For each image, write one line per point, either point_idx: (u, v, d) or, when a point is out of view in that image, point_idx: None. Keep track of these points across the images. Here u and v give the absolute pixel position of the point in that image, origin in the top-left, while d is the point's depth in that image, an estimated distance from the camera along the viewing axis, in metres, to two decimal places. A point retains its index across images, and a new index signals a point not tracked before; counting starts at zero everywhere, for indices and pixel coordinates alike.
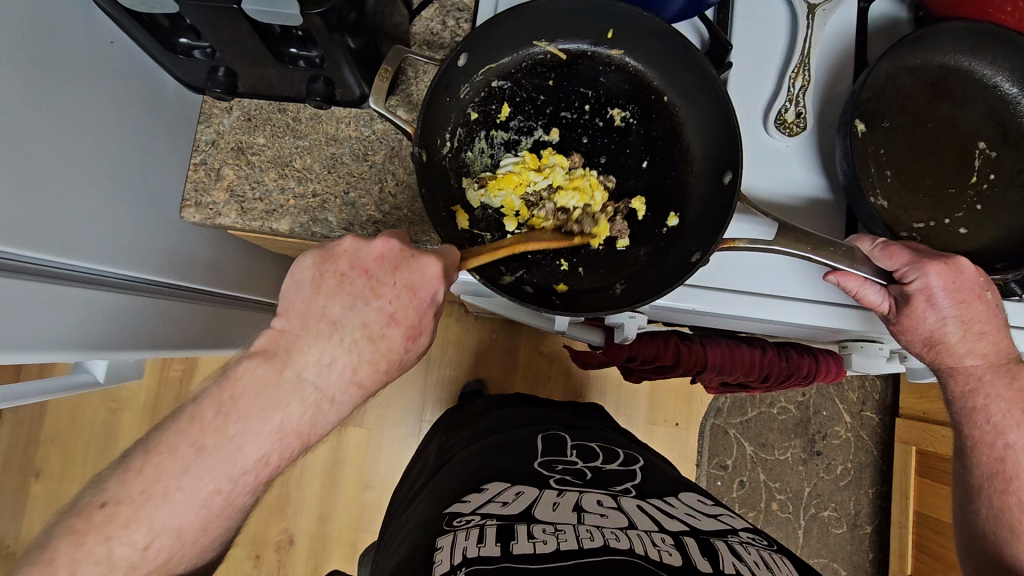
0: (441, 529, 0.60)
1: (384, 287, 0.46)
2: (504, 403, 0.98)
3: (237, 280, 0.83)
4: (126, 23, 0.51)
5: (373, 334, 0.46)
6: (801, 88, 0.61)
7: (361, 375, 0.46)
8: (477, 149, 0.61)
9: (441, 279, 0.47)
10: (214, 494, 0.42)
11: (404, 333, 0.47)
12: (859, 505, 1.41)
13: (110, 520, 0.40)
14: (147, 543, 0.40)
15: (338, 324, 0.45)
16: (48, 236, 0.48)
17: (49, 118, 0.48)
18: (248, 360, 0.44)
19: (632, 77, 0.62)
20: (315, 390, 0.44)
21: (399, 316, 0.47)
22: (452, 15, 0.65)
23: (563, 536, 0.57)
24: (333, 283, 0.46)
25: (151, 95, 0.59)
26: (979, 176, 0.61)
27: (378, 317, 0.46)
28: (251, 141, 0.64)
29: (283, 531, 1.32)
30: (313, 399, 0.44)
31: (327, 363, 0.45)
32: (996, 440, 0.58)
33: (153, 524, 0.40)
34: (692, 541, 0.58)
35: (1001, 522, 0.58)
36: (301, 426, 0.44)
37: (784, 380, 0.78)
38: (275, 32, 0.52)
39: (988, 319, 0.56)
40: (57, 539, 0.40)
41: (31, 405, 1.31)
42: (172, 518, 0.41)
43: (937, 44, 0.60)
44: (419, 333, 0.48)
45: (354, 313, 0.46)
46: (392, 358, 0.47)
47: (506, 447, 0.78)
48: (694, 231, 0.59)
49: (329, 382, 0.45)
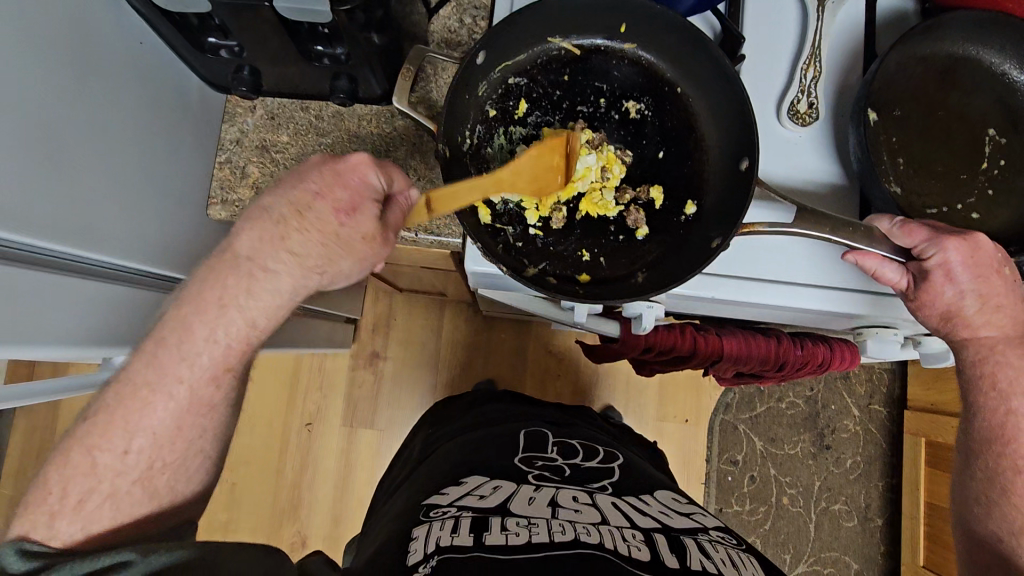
0: (417, 520, 0.61)
1: (310, 172, 0.52)
2: (491, 399, 0.96)
3: None
4: (157, 23, 0.53)
5: (301, 210, 0.51)
6: (812, 80, 0.63)
7: (292, 243, 0.52)
8: (496, 145, 0.63)
9: (365, 160, 0.51)
10: (177, 381, 0.53)
11: (336, 210, 0.51)
12: (869, 498, 1.42)
13: (89, 432, 0.52)
14: (125, 447, 0.52)
15: (271, 207, 0.52)
16: (77, 231, 0.49)
17: (80, 114, 0.49)
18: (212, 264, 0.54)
19: (646, 70, 0.64)
20: (259, 268, 0.52)
21: (325, 192, 0.51)
22: (469, 13, 0.66)
23: (535, 528, 0.58)
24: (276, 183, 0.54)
25: (178, 94, 0.61)
26: (990, 162, 0.62)
27: (306, 197, 0.51)
28: (275, 139, 0.65)
29: (296, 533, 1.32)
30: (248, 270, 0.52)
31: (261, 239, 0.52)
32: (999, 405, 0.60)
33: (128, 424, 0.52)
34: (661, 537, 0.59)
35: (991, 484, 0.62)
36: (245, 306, 0.53)
37: (799, 369, 0.79)
38: (303, 30, 0.53)
39: (1006, 292, 0.57)
40: (51, 464, 0.52)
41: (42, 412, 1.32)
42: (142, 417, 0.52)
43: (944, 33, 0.62)
44: (352, 212, 0.51)
45: (285, 195, 0.52)
46: (327, 231, 0.51)
47: (489, 441, 0.79)
48: (712, 218, 0.60)
49: (263, 256, 0.52)
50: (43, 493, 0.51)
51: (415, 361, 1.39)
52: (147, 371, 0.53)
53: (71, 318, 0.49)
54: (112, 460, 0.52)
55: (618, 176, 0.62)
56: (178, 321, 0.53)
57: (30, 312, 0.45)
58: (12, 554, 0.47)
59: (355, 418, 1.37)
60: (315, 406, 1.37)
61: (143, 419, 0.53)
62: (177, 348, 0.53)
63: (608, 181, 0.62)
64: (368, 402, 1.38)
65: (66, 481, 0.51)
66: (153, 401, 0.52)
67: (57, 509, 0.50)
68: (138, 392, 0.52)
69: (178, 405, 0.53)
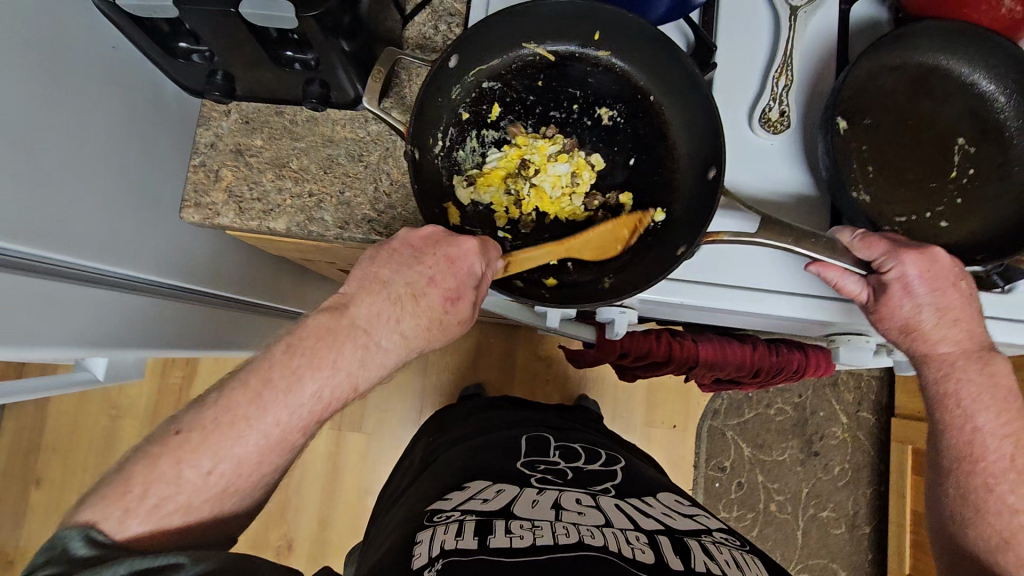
0: (421, 525, 0.61)
1: (427, 256, 0.53)
2: (492, 407, 0.98)
3: (242, 283, 0.85)
4: (128, 29, 0.53)
5: (415, 294, 0.53)
6: (784, 88, 0.63)
7: (405, 326, 0.52)
8: (468, 148, 0.63)
9: (478, 251, 0.53)
10: (274, 424, 0.49)
11: (443, 295, 0.53)
12: (857, 506, 1.41)
13: (182, 444, 0.48)
14: (211, 468, 0.48)
15: (388, 284, 0.53)
16: (45, 233, 0.49)
17: (54, 119, 0.50)
18: (318, 315, 0.52)
19: (620, 77, 0.64)
20: (366, 334, 0.52)
21: (439, 279, 0.53)
22: (444, 20, 0.67)
23: (539, 531, 0.58)
24: (387, 258, 0.54)
25: (153, 97, 0.61)
26: (959, 171, 0.62)
27: (421, 279, 0.53)
28: (249, 144, 0.65)
29: (283, 535, 1.32)
30: (361, 342, 0.51)
31: (376, 315, 0.52)
32: (965, 423, 0.60)
33: (218, 450, 0.48)
34: (665, 540, 0.58)
35: (965, 504, 0.60)
36: (353, 368, 0.51)
37: (775, 376, 0.80)
38: (272, 36, 0.54)
39: (963, 306, 0.57)
40: (134, 464, 0.47)
41: (31, 414, 1.32)
42: (234, 445, 0.48)
43: (914, 43, 0.62)
44: (458, 299, 0.54)
45: (401, 275, 0.53)
46: (433, 316, 0.53)
47: (490, 445, 0.80)
48: (681, 225, 0.60)
49: (358, 328, 0.51)
50: (122, 489, 0.46)
51: (403, 364, 1.39)
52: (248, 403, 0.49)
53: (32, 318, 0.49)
54: (195, 478, 0.47)
55: (587, 181, 0.63)
56: (290, 367, 0.50)
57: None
58: (78, 539, 0.44)
59: (343, 421, 1.37)
60: None
61: (231, 448, 0.48)
62: (284, 392, 0.49)
63: (577, 185, 0.63)
64: (357, 405, 1.38)
65: (149, 484, 0.46)
66: (246, 432, 0.48)
67: (133, 506, 0.46)
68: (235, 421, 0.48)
69: (267, 443, 0.49)
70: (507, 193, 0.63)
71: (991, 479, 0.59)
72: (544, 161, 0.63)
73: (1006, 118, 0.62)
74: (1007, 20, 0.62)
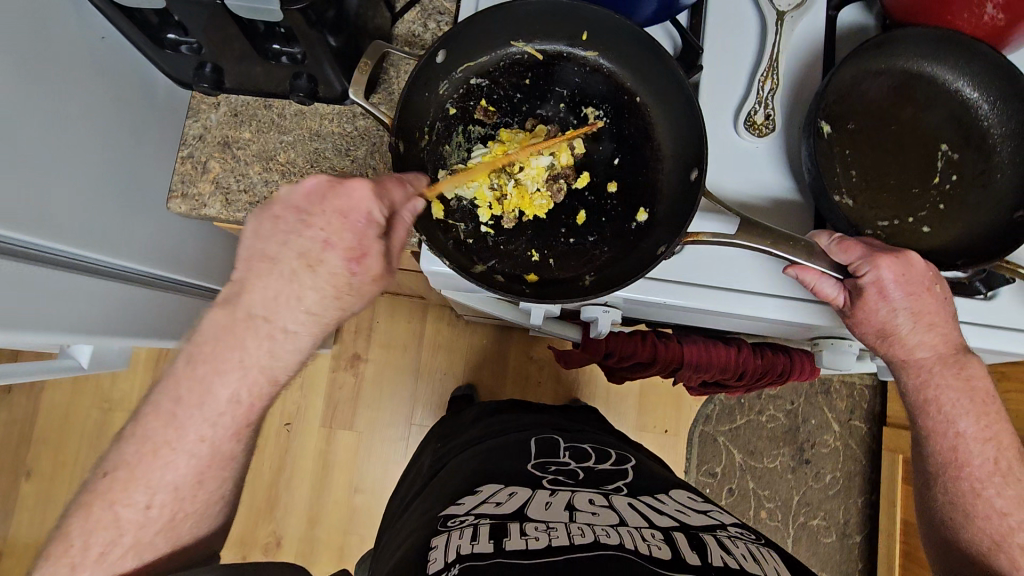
0: (435, 530, 0.61)
1: (314, 216, 0.49)
2: (498, 410, 0.97)
3: (210, 270, 0.85)
4: (116, 18, 0.54)
5: (311, 261, 0.49)
6: (769, 92, 0.64)
7: (310, 303, 0.49)
8: (454, 143, 0.64)
9: (371, 199, 0.49)
10: (199, 440, 0.49)
11: (345, 256, 0.49)
12: (848, 514, 1.41)
13: (110, 487, 0.49)
14: (151, 497, 0.49)
15: (278, 259, 0.49)
16: (30, 218, 0.50)
17: (46, 107, 0.51)
18: (212, 309, 0.50)
19: (606, 77, 0.65)
20: (266, 323, 0.49)
21: (334, 238, 0.49)
22: (434, 18, 0.68)
23: (554, 532, 0.58)
24: (270, 225, 0.50)
25: (141, 90, 0.62)
26: (942, 177, 0.63)
27: (314, 244, 0.49)
28: (237, 136, 0.66)
29: (271, 533, 1.32)
30: (266, 332, 0.49)
31: (274, 297, 0.49)
32: (947, 429, 0.60)
33: (150, 479, 0.49)
34: (681, 536, 0.59)
35: (955, 508, 0.61)
36: (263, 359, 0.49)
37: (760, 378, 0.80)
38: (260, 31, 0.55)
39: (938, 310, 0.57)
40: (70, 516, 0.50)
41: (22, 406, 1.32)
42: (168, 468, 0.49)
43: (898, 49, 0.62)
44: (362, 256, 0.50)
45: (291, 244, 0.49)
46: (339, 283, 0.49)
47: (503, 449, 0.79)
48: (663, 225, 0.61)
49: (279, 314, 0.49)
50: (65, 545, 0.49)
51: (395, 363, 1.39)
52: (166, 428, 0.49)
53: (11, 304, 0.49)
54: (134, 515, 0.49)
55: (566, 163, 0.63)
56: (200, 375, 0.49)
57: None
58: None
59: (334, 419, 1.37)
60: (295, 407, 1.37)
61: (167, 473, 0.49)
62: (199, 409, 0.49)
63: (554, 166, 0.63)
64: (348, 404, 1.37)
65: (87, 534, 0.49)
66: (173, 457, 0.49)
67: None
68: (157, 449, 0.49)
69: (202, 460, 0.50)
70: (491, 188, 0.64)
71: (977, 484, 0.59)
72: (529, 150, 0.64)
73: (989, 126, 0.62)
74: (988, 27, 0.61)
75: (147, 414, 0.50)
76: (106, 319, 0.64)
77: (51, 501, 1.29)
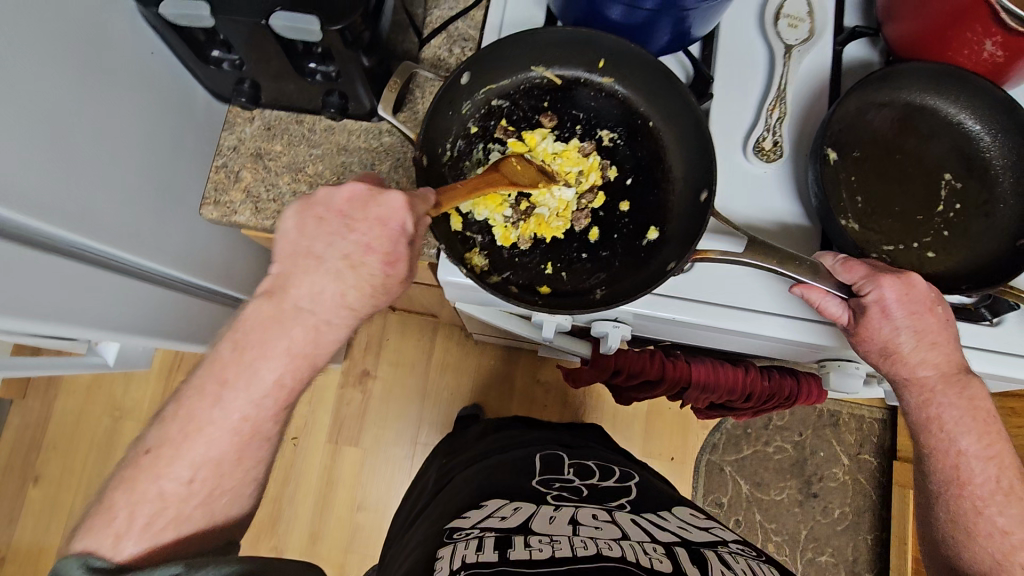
0: (440, 543, 0.61)
1: (357, 222, 0.53)
2: (502, 426, 0.98)
3: (232, 280, 0.89)
4: (167, 34, 0.58)
5: (336, 283, 0.53)
6: (777, 120, 0.67)
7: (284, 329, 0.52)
8: (474, 159, 0.67)
9: (406, 209, 0.52)
10: (206, 451, 0.51)
11: (382, 260, 0.54)
12: (858, 552, 1.37)
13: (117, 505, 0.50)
14: (189, 479, 0.51)
15: (323, 257, 0.53)
16: (73, 217, 0.53)
17: (95, 113, 0.54)
18: (240, 328, 0.52)
19: (621, 103, 0.68)
20: (272, 341, 0.52)
21: (374, 245, 0.53)
22: (459, 44, 0.72)
23: (558, 545, 0.57)
24: (315, 225, 0.53)
25: (182, 102, 0.66)
26: (946, 205, 0.65)
27: (358, 249, 0.53)
28: (269, 148, 0.70)
29: (271, 547, 1.31)
30: (271, 344, 0.52)
31: (308, 288, 0.52)
32: (949, 446, 0.61)
33: (174, 460, 0.51)
34: (682, 551, 0.59)
35: (957, 526, 0.61)
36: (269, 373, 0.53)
37: (767, 399, 0.81)
38: (297, 49, 0.59)
39: (940, 330, 0.59)
40: (102, 512, 0.50)
41: (36, 411, 1.34)
42: (193, 449, 0.51)
43: (901, 82, 0.65)
44: (398, 261, 0.54)
45: (335, 247, 0.53)
46: (376, 283, 0.54)
47: (506, 466, 0.80)
48: (673, 243, 0.63)
49: (287, 332, 0.52)
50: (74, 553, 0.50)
51: (402, 381, 1.40)
52: (187, 425, 0.51)
53: (41, 295, 0.52)
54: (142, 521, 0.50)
55: (593, 181, 0.66)
56: (232, 370, 0.51)
57: (6, 281, 0.48)
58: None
59: (340, 434, 1.38)
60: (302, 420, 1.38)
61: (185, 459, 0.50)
62: (207, 425, 0.51)
63: (582, 184, 0.66)
64: (354, 421, 1.38)
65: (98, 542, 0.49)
66: (179, 462, 0.51)
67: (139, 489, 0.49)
68: (169, 443, 0.51)
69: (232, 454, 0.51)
70: (501, 216, 0.66)
71: (980, 502, 0.60)
72: (560, 176, 0.66)
73: (990, 157, 0.65)
74: (988, 63, 0.63)
75: (180, 402, 0.52)
76: (131, 316, 0.66)
77: (58, 507, 1.30)
